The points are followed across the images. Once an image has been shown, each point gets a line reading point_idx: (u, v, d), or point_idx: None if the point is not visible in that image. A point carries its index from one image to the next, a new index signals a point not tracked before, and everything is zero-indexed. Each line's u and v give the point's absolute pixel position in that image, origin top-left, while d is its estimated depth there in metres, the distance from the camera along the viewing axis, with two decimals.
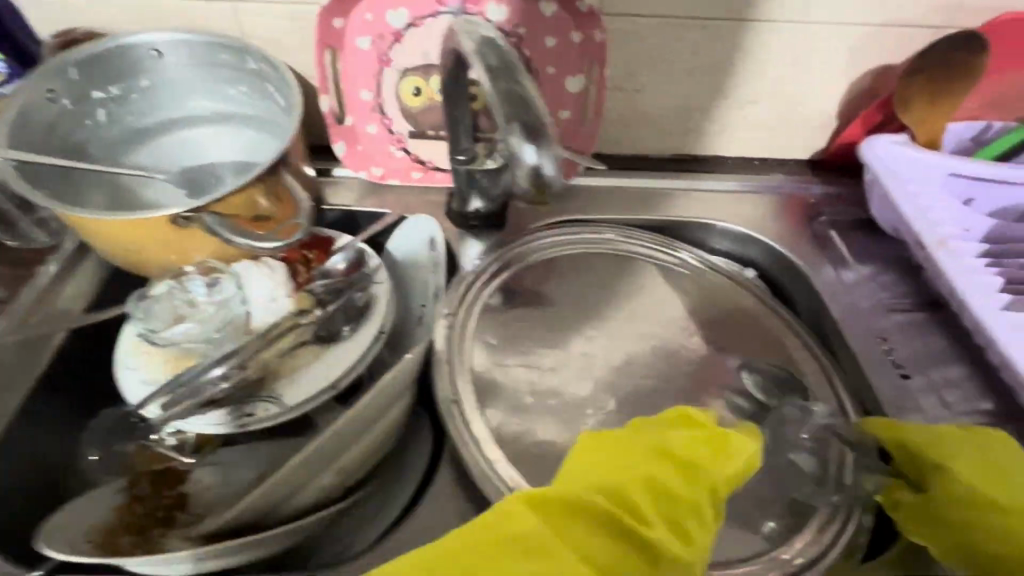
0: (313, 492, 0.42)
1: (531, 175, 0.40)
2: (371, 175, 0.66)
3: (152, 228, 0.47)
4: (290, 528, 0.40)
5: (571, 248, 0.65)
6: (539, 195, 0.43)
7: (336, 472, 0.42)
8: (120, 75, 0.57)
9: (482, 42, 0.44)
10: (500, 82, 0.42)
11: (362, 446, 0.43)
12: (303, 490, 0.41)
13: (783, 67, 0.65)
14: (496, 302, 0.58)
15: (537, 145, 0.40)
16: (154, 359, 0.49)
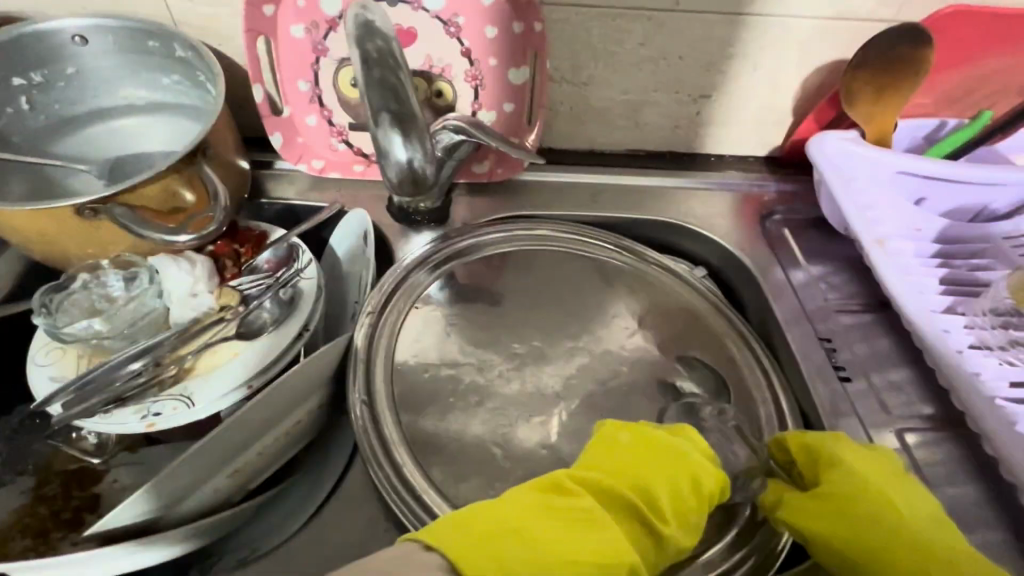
0: (209, 495, 0.40)
1: (399, 168, 0.50)
2: (311, 168, 0.64)
3: (57, 219, 0.45)
4: (183, 531, 0.39)
5: (516, 245, 0.63)
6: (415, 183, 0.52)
7: (230, 474, 0.41)
8: (42, 61, 0.55)
9: (357, 24, 0.46)
10: (373, 70, 0.46)
11: (261, 446, 0.42)
12: (196, 493, 0.39)
13: (733, 61, 0.63)
14: (435, 297, 0.57)
15: (405, 138, 0.48)
16: (64, 355, 0.47)
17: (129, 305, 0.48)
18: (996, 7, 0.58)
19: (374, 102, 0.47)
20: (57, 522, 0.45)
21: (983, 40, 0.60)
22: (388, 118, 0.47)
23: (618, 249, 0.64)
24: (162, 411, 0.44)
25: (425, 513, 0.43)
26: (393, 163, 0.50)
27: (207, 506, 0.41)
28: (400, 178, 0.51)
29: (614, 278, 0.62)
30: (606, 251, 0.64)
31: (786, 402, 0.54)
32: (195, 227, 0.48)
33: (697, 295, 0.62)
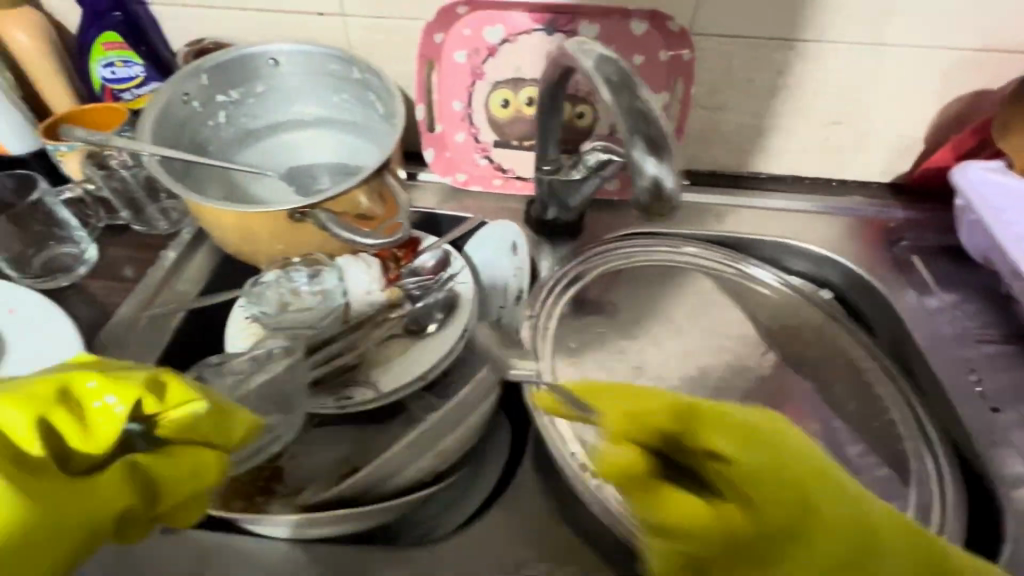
0: (410, 475, 0.45)
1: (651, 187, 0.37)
2: (455, 181, 0.70)
3: (269, 222, 0.51)
4: (386, 506, 0.44)
5: (646, 260, 0.66)
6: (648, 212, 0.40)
7: (434, 454, 0.46)
8: (242, 81, 0.62)
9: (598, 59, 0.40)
10: (620, 99, 0.38)
11: (455, 436, 0.46)
12: (401, 472, 0.45)
13: (870, 90, 0.65)
14: (568, 311, 0.60)
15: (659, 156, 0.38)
16: (262, 339, 0.54)
17: (320, 307, 0.56)
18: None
19: (623, 121, 0.38)
20: (256, 488, 0.50)
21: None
22: (643, 135, 0.37)
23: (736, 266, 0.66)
24: (354, 396, 0.50)
25: (589, 502, 0.44)
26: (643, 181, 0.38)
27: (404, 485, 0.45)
28: (646, 198, 0.38)
29: (742, 298, 0.65)
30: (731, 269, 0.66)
31: (930, 426, 0.54)
32: (387, 231, 0.53)
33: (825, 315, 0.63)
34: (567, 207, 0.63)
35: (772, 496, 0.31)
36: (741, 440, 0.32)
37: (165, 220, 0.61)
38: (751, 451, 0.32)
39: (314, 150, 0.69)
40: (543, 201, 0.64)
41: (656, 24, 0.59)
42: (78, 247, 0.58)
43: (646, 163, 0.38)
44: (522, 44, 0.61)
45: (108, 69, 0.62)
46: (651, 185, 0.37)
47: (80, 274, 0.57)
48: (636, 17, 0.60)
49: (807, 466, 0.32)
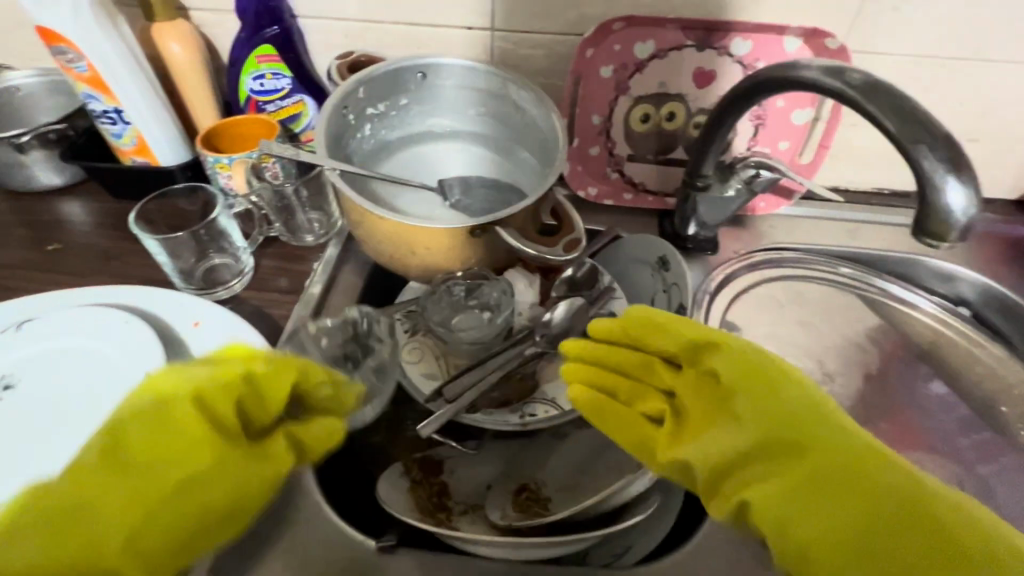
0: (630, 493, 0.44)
1: (939, 209, 0.36)
2: (587, 195, 0.69)
3: (448, 237, 0.51)
4: (611, 531, 0.42)
5: (786, 278, 0.67)
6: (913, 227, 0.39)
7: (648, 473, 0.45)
8: (390, 95, 0.62)
9: (826, 71, 0.40)
10: (877, 107, 0.37)
11: None
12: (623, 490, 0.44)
13: (1016, 107, 0.64)
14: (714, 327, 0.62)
15: (959, 176, 0.35)
16: (426, 354, 0.53)
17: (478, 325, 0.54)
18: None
19: (893, 129, 0.37)
20: (439, 505, 0.50)
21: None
22: (925, 143, 0.36)
23: (863, 281, 0.67)
24: (536, 413, 0.49)
25: None
26: (933, 198, 0.36)
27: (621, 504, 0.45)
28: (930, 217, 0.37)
29: (880, 316, 0.66)
30: (868, 283, 0.67)
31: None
32: (566, 248, 0.52)
33: (965, 330, 0.64)
34: (706, 223, 0.63)
35: (759, 416, 0.37)
36: (766, 381, 0.38)
37: (312, 232, 0.62)
38: (743, 384, 0.38)
39: (444, 162, 0.70)
40: (683, 215, 0.64)
41: (811, 41, 0.59)
42: (236, 260, 0.58)
43: (936, 175, 0.36)
44: (671, 60, 0.62)
45: (257, 81, 0.62)
46: (942, 201, 0.36)
47: (241, 286, 0.57)
48: (791, 34, 0.59)
49: (835, 427, 0.36)
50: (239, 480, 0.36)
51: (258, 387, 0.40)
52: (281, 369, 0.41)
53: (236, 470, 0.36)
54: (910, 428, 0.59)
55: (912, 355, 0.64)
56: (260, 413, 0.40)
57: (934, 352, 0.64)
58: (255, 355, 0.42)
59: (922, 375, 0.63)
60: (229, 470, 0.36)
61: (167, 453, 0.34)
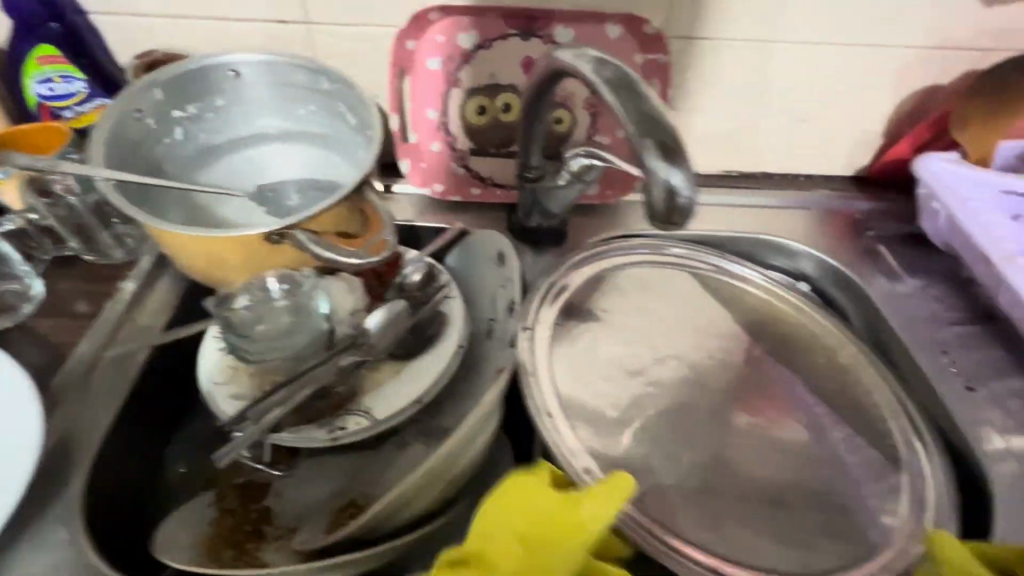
0: (416, 507, 0.42)
1: (662, 196, 0.32)
2: (433, 192, 0.67)
3: (243, 245, 0.47)
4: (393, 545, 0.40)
5: (634, 262, 0.66)
6: (662, 224, 0.34)
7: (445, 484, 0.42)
8: (200, 95, 0.58)
9: (596, 61, 0.37)
10: (622, 98, 0.34)
11: (466, 458, 0.42)
12: (408, 506, 0.41)
13: (834, 90, 0.67)
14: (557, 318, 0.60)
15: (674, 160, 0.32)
16: (238, 373, 0.50)
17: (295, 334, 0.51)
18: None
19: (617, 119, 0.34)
20: (244, 534, 0.46)
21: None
22: (654, 141, 0.32)
23: (709, 264, 0.67)
24: (347, 426, 0.47)
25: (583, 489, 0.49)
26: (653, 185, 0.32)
27: (410, 520, 0.42)
28: (658, 206, 0.33)
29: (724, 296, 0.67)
30: (718, 266, 0.67)
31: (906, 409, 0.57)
32: (373, 251, 0.50)
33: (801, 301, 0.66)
34: (550, 214, 0.63)
35: None
36: None
37: (120, 249, 0.56)
38: None
39: (280, 167, 0.66)
40: (527, 210, 0.63)
41: (631, 27, 0.59)
42: (23, 283, 0.53)
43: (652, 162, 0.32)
44: (497, 50, 0.60)
45: (45, 85, 0.57)
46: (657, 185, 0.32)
47: (27, 312, 0.52)
48: (611, 22, 0.59)
49: None
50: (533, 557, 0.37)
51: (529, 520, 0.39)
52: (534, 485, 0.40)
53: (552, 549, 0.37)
54: (762, 404, 0.59)
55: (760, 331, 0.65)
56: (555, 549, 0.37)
57: (780, 326, 0.65)
58: (530, 484, 0.41)
59: (767, 348, 0.64)
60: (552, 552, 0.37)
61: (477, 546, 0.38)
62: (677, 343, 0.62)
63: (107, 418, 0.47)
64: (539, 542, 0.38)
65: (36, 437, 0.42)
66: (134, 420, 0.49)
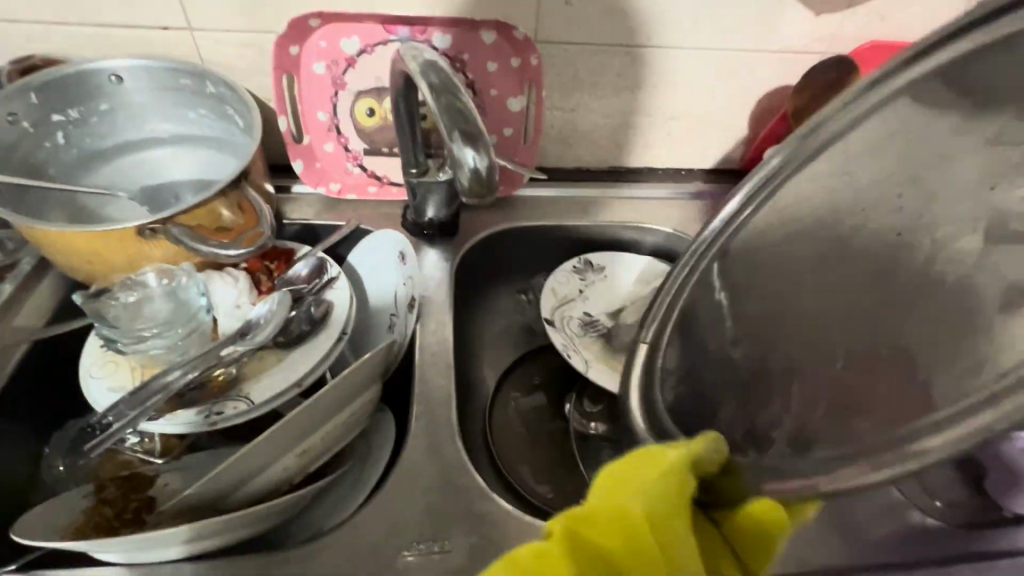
0: (280, 470, 0.45)
1: (472, 180, 0.37)
2: (329, 191, 0.70)
3: (114, 240, 0.48)
4: (263, 507, 0.43)
5: (681, 294, 0.51)
6: (477, 202, 0.39)
7: (299, 453, 0.46)
8: (80, 100, 0.59)
9: (424, 63, 0.40)
10: (442, 96, 0.38)
11: (333, 425, 0.47)
12: (268, 469, 0.44)
13: (700, 90, 0.73)
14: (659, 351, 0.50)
15: (479, 147, 0.37)
16: (117, 366, 0.50)
17: (173, 329, 0.51)
18: (913, 43, 0.70)
19: (439, 116, 0.37)
20: (121, 522, 0.46)
21: None
22: (462, 133, 0.37)
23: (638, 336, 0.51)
24: (224, 411, 0.48)
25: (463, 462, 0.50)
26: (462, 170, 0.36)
27: (271, 484, 0.45)
28: (470, 188, 0.37)
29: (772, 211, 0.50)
30: (707, 244, 0.51)
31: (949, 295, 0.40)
32: (248, 242, 0.53)
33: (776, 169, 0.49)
34: (439, 207, 0.66)
35: None
36: None
37: None
38: None
39: (174, 169, 0.67)
40: (417, 206, 0.66)
41: (503, 33, 0.64)
42: None
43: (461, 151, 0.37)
44: (378, 55, 0.64)
45: None
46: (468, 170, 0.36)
47: None
48: (484, 27, 0.64)
49: None
50: (647, 538, 0.31)
51: (649, 485, 0.32)
52: (665, 451, 0.34)
53: (672, 518, 0.32)
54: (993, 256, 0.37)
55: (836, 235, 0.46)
56: (673, 516, 0.32)
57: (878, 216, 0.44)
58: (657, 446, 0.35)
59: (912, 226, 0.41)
60: (670, 525, 0.32)
61: (587, 518, 0.32)
62: (836, 336, 0.43)
63: None
64: (663, 508, 0.32)
65: None
66: (7, 415, 0.50)
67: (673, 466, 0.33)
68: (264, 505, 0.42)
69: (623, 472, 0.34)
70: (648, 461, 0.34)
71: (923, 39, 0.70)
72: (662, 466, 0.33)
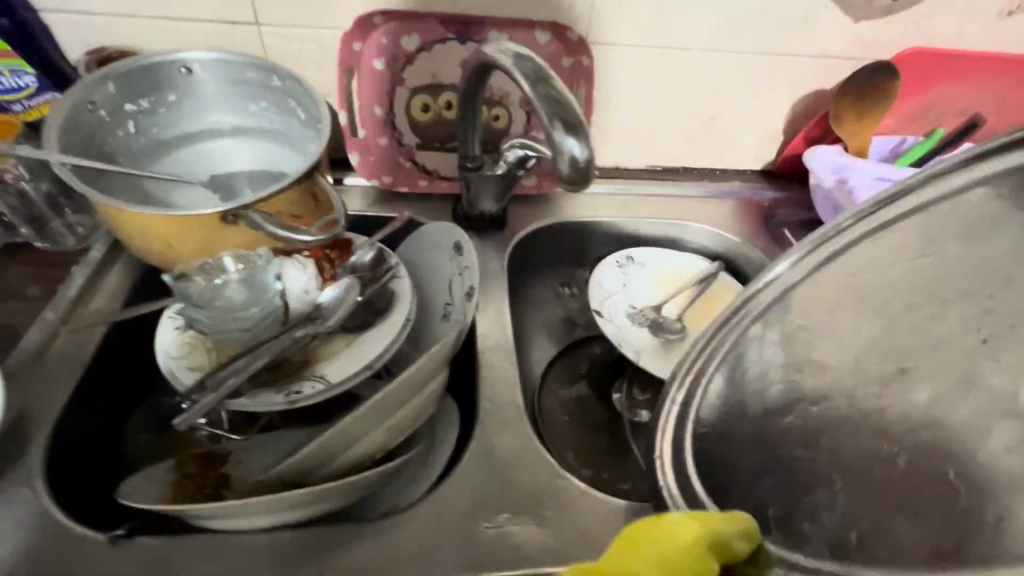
0: (365, 447, 0.46)
1: (572, 167, 0.39)
2: (382, 183, 0.72)
3: (197, 225, 0.50)
4: (352, 481, 0.44)
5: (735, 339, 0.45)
6: (570, 189, 0.41)
7: (385, 431, 0.47)
8: (152, 91, 0.61)
9: (519, 58, 0.43)
10: (539, 87, 0.41)
11: (410, 408, 0.48)
12: (357, 444, 0.45)
13: (739, 92, 0.75)
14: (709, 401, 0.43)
15: (578, 135, 0.39)
16: (196, 347, 0.52)
17: (251, 307, 0.53)
18: (949, 50, 0.72)
19: (538, 107, 0.40)
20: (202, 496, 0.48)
21: (946, 67, 0.73)
22: (561, 121, 0.39)
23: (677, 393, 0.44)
24: (302, 390, 0.50)
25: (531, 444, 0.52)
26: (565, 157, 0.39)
27: (357, 461, 0.47)
28: (570, 175, 0.39)
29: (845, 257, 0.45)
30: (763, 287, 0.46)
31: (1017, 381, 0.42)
32: (322, 229, 0.54)
33: (847, 225, 0.45)
34: (491, 201, 0.68)
35: None
36: None
37: (72, 236, 0.59)
38: None
39: (232, 160, 0.68)
40: (471, 199, 0.68)
41: (558, 34, 0.67)
42: None
43: (561, 140, 0.39)
44: (437, 53, 0.66)
45: None
46: (570, 159, 0.38)
47: None
48: (539, 28, 0.67)
49: None
50: None
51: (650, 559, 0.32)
52: (681, 523, 0.33)
53: None
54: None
55: (886, 289, 0.44)
56: None
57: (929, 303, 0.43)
58: (673, 516, 0.34)
59: (966, 327, 0.41)
60: None
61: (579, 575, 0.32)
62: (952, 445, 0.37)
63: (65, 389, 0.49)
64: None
65: None
66: (90, 392, 0.51)
67: (684, 542, 0.32)
68: (353, 479, 0.44)
69: (633, 537, 0.34)
70: (658, 531, 0.33)
71: (958, 47, 0.73)
72: (672, 542, 0.32)
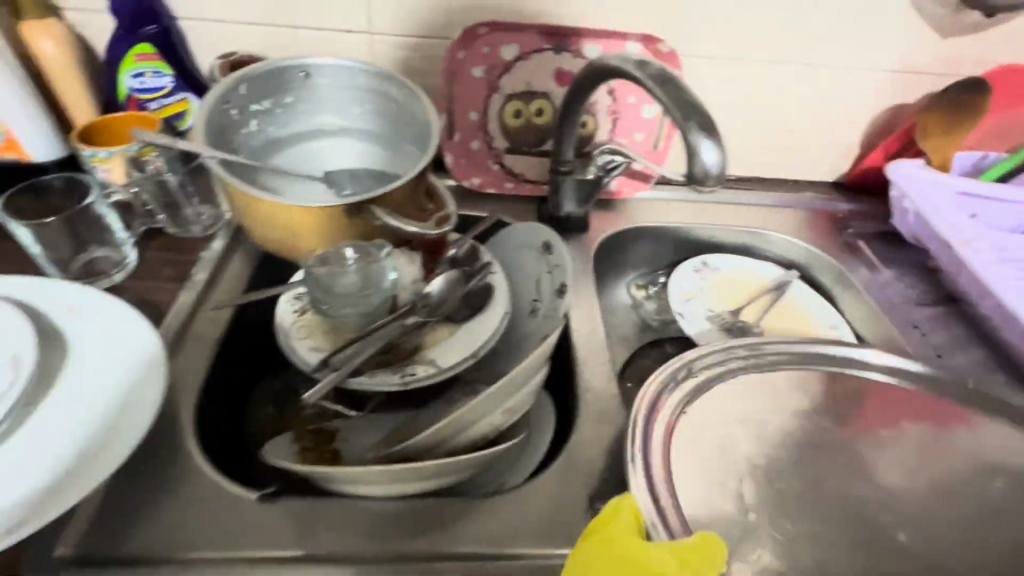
0: (479, 429, 0.49)
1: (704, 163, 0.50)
2: (471, 184, 0.76)
3: (327, 215, 0.54)
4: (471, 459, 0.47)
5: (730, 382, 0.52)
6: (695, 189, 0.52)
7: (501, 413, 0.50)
8: (274, 93, 0.66)
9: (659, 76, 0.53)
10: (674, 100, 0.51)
11: (520, 395, 0.50)
12: (476, 425, 0.49)
13: (819, 106, 0.77)
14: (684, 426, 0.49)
15: (713, 142, 0.50)
16: (314, 330, 0.57)
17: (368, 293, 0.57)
18: None
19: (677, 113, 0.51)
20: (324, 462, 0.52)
21: None
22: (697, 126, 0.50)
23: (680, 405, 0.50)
24: (416, 372, 0.54)
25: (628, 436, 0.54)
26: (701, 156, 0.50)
27: (470, 442, 0.50)
28: (700, 171, 0.50)
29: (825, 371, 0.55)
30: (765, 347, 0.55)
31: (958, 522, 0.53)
32: (437, 223, 0.58)
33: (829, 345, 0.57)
34: (579, 203, 0.71)
35: None
36: None
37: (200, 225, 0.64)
38: None
39: (334, 159, 0.73)
40: (558, 200, 0.71)
41: (649, 46, 0.70)
42: (118, 250, 0.61)
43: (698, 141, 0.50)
44: (534, 61, 0.70)
45: (138, 79, 0.65)
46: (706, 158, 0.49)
47: (120, 276, 0.59)
48: (631, 39, 0.69)
49: None
50: None
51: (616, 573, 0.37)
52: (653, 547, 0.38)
53: None
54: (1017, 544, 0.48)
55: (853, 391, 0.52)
56: None
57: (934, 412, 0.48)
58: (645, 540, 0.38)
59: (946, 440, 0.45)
60: None
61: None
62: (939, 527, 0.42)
63: (203, 363, 0.54)
64: None
65: (152, 374, 0.48)
66: (221, 366, 0.56)
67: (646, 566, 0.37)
68: (475, 456, 0.47)
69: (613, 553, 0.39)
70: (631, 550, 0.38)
71: None
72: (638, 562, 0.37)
